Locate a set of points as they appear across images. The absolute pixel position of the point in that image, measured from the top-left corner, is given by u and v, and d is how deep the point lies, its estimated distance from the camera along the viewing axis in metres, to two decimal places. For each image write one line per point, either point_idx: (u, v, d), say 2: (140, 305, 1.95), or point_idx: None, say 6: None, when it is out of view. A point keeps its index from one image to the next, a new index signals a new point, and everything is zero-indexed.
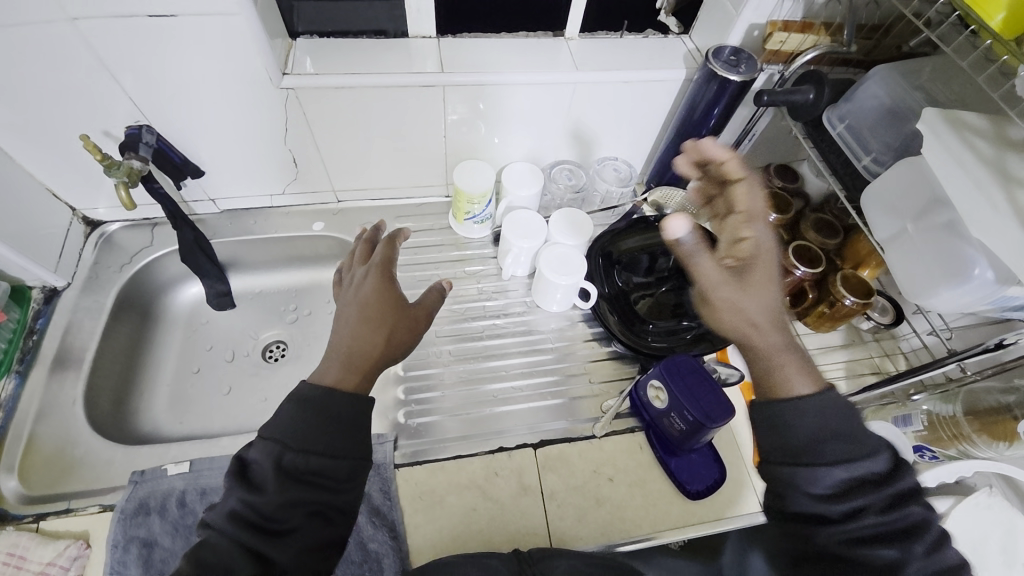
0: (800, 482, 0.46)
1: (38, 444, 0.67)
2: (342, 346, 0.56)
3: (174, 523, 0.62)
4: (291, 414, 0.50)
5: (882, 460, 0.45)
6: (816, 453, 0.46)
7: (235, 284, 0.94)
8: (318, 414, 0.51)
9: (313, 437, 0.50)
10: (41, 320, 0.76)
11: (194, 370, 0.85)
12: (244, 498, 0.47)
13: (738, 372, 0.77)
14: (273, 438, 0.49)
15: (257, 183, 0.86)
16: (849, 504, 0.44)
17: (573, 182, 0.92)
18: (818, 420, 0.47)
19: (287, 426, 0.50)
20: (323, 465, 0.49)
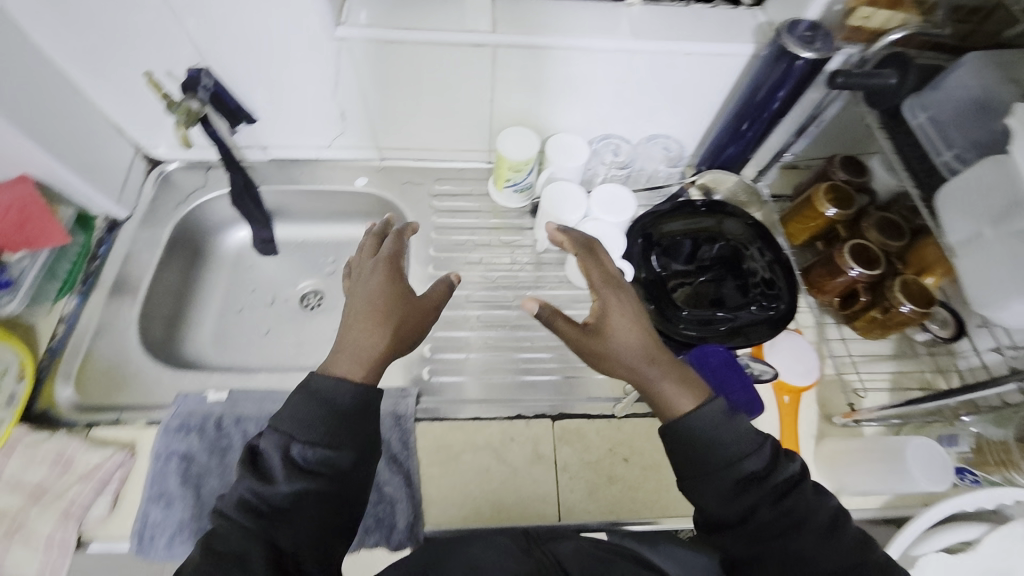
0: (704, 495, 0.51)
1: (94, 361, 0.72)
2: (349, 338, 0.55)
3: (209, 443, 0.65)
4: (295, 404, 0.50)
5: (763, 456, 0.51)
6: (709, 472, 0.51)
7: (279, 232, 0.98)
8: (320, 408, 0.50)
9: (321, 427, 0.49)
10: (102, 247, 0.81)
11: (236, 310, 0.90)
12: (254, 485, 0.47)
13: (773, 369, 0.74)
14: (280, 429, 0.49)
15: (306, 135, 0.88)
16: (749, 503, 0.50)
17: (620, 158, 0.90)
18: (708, 429, 0.52)
19: (295, 416, 0.49)
20: (329, 457, 0.49)
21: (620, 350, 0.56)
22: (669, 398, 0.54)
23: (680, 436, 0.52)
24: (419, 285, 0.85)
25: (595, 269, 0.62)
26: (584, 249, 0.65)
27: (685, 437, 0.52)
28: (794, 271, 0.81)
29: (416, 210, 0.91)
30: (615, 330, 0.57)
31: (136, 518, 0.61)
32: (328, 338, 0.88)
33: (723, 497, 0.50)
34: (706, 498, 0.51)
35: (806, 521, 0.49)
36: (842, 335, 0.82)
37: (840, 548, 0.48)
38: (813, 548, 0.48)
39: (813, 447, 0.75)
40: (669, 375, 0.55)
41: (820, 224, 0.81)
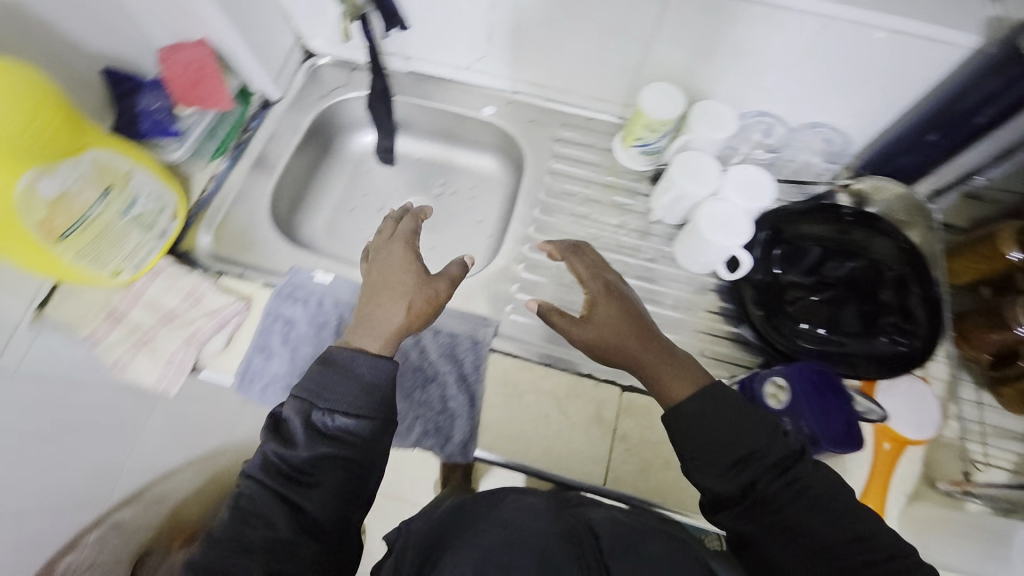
0: (703, 473, 0.51)
1: (230, 220, 0.81)
2: (367, 314, 0.57)
3: (311, 315, 0.72)
4: (317, 376, 0.52)
5: (754, 431, 0.51)
6: (709, 443, 0.51)
7: (399, 144, 1.01)
8: (343, 376, 0.52)
9: (342, 396, 0.51)
10: (254, 122, 0.88)
11: (349, 209, 0.96)
12: (278, 448, 0.49)
13: (882, 411, 0.65)
14: (300, 397, 0.51)
15: (449, 52, 0.88)
16: (743, 477, 0.49)
17: (769, 140, 0.82)
18: (699, 409, 0.52)
19: (320, 382, 0.52)
20: (348, 424, 0.50)
21: (611, 339, 0.59)
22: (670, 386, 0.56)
23: (682, 412, 0.53)
24: (520, 225, 0.85)
25: (589, 267, 0.66)
26: (571, 252, 0.68)
27: (684, 411, 0.52)
28: (940, 313, 0.70)
29: (535, 152, 0.89)
30: (609, 320, 0.60)
31: (241, 360, 0.70)
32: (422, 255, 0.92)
33: (726, 469, 0.50)
34: (706, 471, 0.51)
35: (812, 490, 0.48)
36: (977, 398, 0.71)
37: (840, 521, 0.46)
38: (810, 517, 0.47)
39: (901, 506, 0.67)
40: (663, 362, 0.57)
41: (994, 267, 0.69)
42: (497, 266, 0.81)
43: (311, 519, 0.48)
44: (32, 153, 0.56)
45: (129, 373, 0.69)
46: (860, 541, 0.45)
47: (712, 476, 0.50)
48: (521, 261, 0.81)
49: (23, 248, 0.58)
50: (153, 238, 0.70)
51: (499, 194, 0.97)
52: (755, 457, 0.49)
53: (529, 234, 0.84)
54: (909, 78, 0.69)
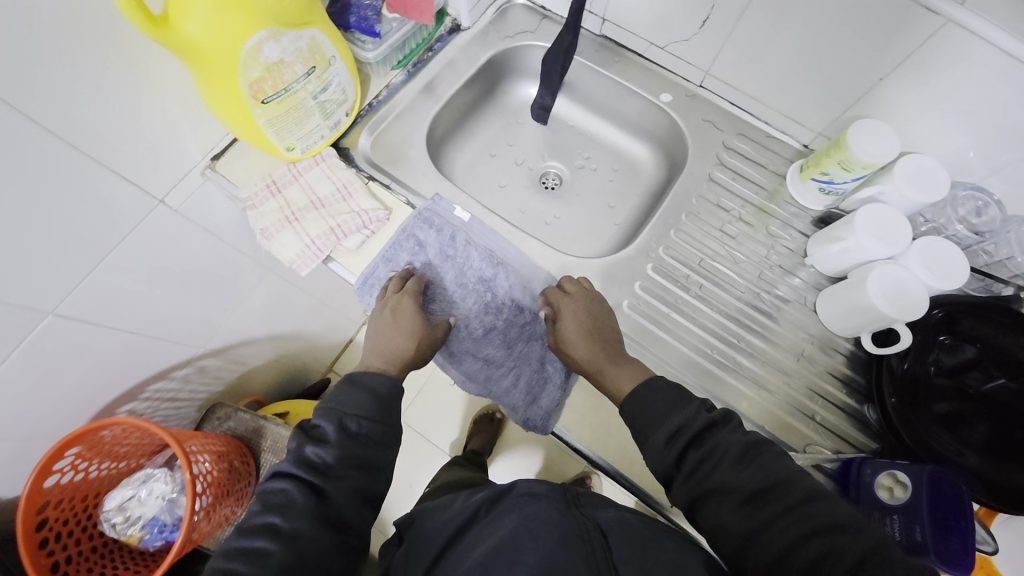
0: (650, 452, 0.54)
1: (391, 131, 0.83)
2: (378, 341, 0.66)
3: (443, 245, 0.74)
4: (340, 388, 0.59)
5: (691, 407, 0.55)
6: (646, 427, 0.55)
7: (559, 106, 0.98)
8: (360, 393, 0.58)
9: (363, 408, 0.58)
10: (439, 44, 0.88)
11: (491, 154, 0.96)
12: (314, 446, 0.54)
13: (995, 545, 0.59)
14: (331, 405, 0.57)
15: (649, 26, 0.83)
16: (683, 449, 0.52)
17: (976, 220, 0.70)
18: (642, 399, 0.57)
19: (348, 394, 0.58)
20: (365, 430, 0.56)
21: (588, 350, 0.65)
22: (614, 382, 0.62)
23: (625, 406, 0.58)
24: (659, 224, 0.82)
25: (565, 291, 0.70)
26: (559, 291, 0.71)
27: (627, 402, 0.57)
28: None
29: (699, 154, 0.84)
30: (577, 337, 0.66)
31: (369, 264, 0.73)
32: (546, 221, 0.92)
33: (664, 446, 0.53)
34: (651, 452, 0.54)
35: (732, 450, 0.51)
36: None
37: (761, 473, 0.49)
38: (740, 475, 0.49)
39: None
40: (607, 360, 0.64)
41: None
42: (626, 256, 0.79)
43: (337, 512, 0.52)
44: (270, 15, 0.57)
45: (272, 242, 0.72)
46: (790, 501, 0.47)
47: (659, 455, 0.53)
48: (652, 260, 0.79)
49: (231, 101, 0.61)
50: (326, 126, 0.73)
51: (641, 186, 0.93)
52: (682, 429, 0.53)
53: (667, 236, 0.81)
54: None
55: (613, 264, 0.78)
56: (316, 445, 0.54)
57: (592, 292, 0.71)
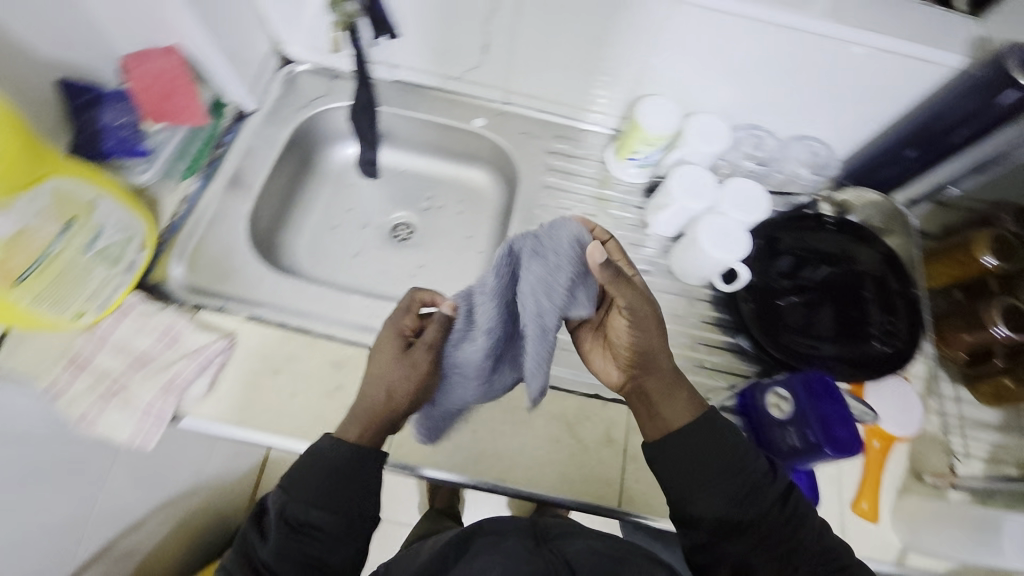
0: (710, 499, 0.53)
1: (207, 245, 0.74)
2: (380, 389, 0.57)
3: (508, 272, 0.52)
4: (299, 466, 0.53)
5: (765, 467, 0.55)
6: (707, 456, 0.54)
7: (384, 157, 0.97)
8: (315, 475, 0.52)
9: (315, 494, 0.52)
10: (228, 136, 0.81)
11: (331, 226, 0.91)
12: (254, 541, 0.52)
13: (873, 414, 0.68)
14: (280, 490, 0.52)
15: (440, 62, 0.84)
16: (745, 503, 0.53)
17: (759, 153, 0.83)
18: (719, 449, 0.54)
19: (294, 482, 0.52)
20: (312, 519, 0.51)
21: (645, 349, 0.56)
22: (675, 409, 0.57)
23: (692, 441, 0.55)
24: None
25: (630, 276, 0.56)
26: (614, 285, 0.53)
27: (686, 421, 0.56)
28: (920, 312, 0.74)
29: (527, 164, 0.88)
30: (635, 342, 0.55)
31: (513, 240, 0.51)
32: (413, 272, 0.90)
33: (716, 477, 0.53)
34: (709, 495, 0.53)
35: (787, 511, 0.54)
36: (955, 394, 0.74)
37: (789, 524, 0.53)
38: (783, 529, 0.53)
39: (892, 501, 0.69)
40: (674, 384, 0.57)
41: (969, 273, 0.74)
42: None
43: None
44: None
45: (100, 428, 0.62)
46: (809, 544, 0.53)
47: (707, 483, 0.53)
48: None
49: None
50: (120, 273, 0.66)
51: (489, 209, 0.95)
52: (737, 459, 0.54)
53: None
54: (894, 93, 0.72)
55: None
56: (263, 531, 0.52)
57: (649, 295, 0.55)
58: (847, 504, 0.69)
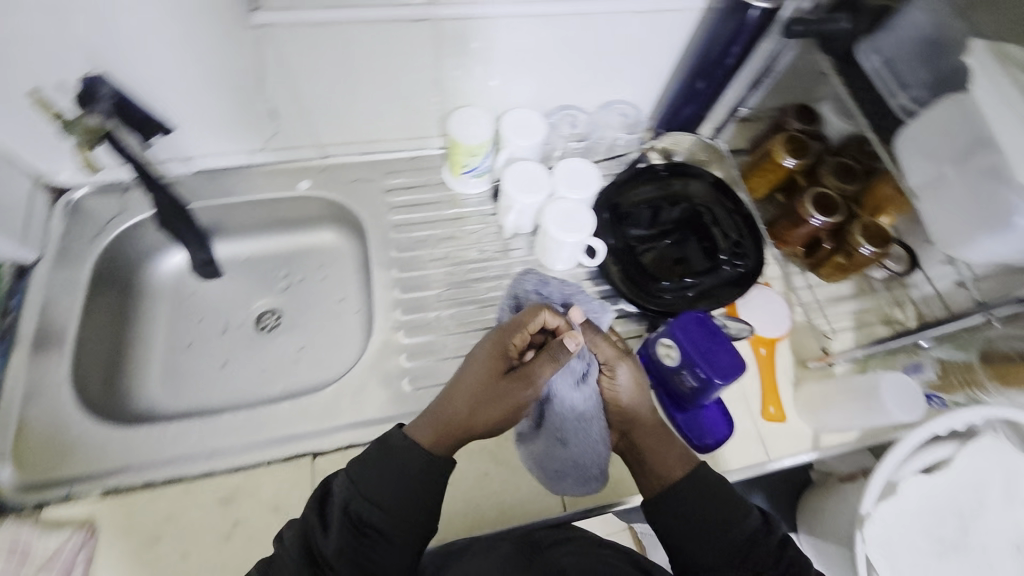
0: (701, 555, 0.55)
1: (28, 427, 0.65)
2: (454, 394, 0.57)
3: (562, 296, 0.65)
4: (369, 459, 0.54)
5: (753, 520, 0.56)
6: (695, 501, 0.56)
7: (220, 251, 0.90)
8: (382, 470, 0.53)
9: (381, 492, 0.52)
10: (14, 299, 0.71)
11: (185, 345, 0.84)
12: (310, 533, 0.51)
13: (748, 326, 0.74)
14: (349, 479, 0.53)
15: (233, 139, 0.78)
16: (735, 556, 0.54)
17: (577, 129, 0.87)
18: (708, 506, 0.56)
19: (361, 473, 0.53)
20: (377, 514, 0.51)
21: (632, 408, 0.63)
22: (676, 454, 0.61)
23: (675, 506, 0.57)
24: (383, 291, 0.80)
25: (607, 350, 0.62)
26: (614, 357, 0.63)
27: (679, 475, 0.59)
28: (757, 225, 0.81)
29: (368, 210, 0.85)
30: (624, 399, 0.62)
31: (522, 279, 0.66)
32: (294, 357, 0.85)
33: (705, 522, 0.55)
34: (697, 554, 0.55)
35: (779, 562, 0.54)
36: (808, 282, 0.82)
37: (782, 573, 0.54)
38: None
39: (792, 394, 0.76)
40: (658, 424, 0.63)
41: (779, 176, 0.81)
42: (376, 341, 0.76)
43: None
44: None
45: None
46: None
47: (702, 530, 0.55)
48: (399, 328, 0.77)
49: None
50: None
51: (349, 265, 0.91)
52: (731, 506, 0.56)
53: (397, 296, 0.80)
54: (666, 42, 0.77)
55: (372, 357, 0.75)
56: (322, 516, 0.52)
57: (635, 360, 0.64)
58: (758, 415, 0.74)
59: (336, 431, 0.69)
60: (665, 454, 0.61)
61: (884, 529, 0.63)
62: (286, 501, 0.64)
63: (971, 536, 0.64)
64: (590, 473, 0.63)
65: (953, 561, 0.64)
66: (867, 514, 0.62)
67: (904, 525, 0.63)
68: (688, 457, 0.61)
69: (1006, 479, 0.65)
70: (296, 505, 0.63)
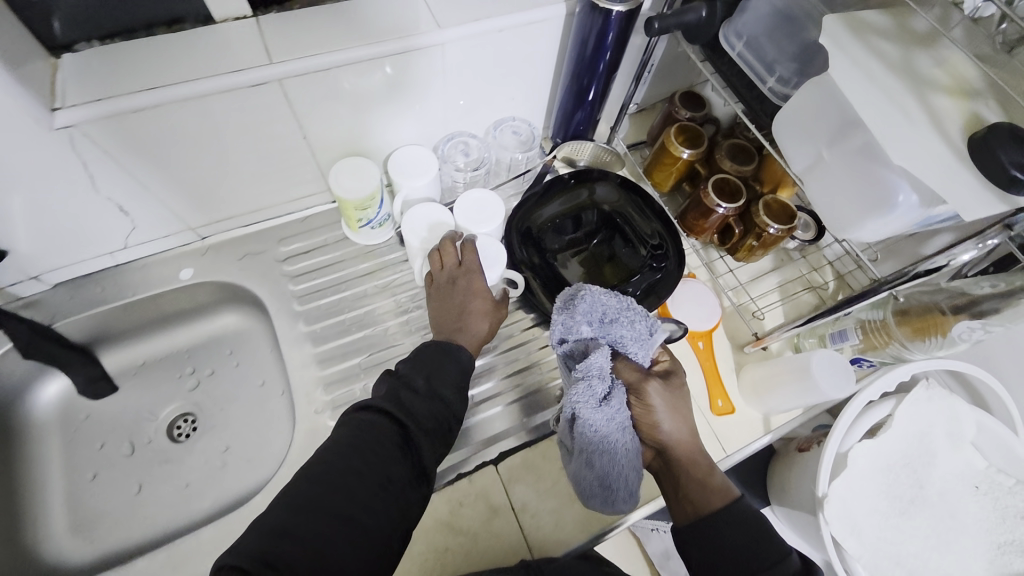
0: None
1: None
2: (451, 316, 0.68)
3: (600, 329, 0.58)
4: (420, 358, 0.62)
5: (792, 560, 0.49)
6: (720, 528, 0.51)
7: (110, 363, 0.80)
8: (439, 360, 0.62)
9: (440, 378, 0.60)
10: None
11: (90, 478, 0.74)
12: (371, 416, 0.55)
13: (682, 326, 0.67)
14: (400, 377, 0.60)
15: (89, 243, 0.69)
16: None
17: (472, 157, 0.80)
18: (737, 533, 0.50)
19: (423, 363, 0.61)
20: (438, 395, 0.59)
21: (675, 437, 0.55)
22: (715, 483, 0.54)
23: (701, 528, 0.52)
24: (302, 370, 0.74)
25: (636, 374, 0.56)
26: (648, 383, 0.56)
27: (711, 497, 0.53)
28: (671, 220, 0.79)
29: (267, 285, 0.78)
30: (662, 424, 0.55)
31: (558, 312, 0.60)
32: (220, 461, 0.77)
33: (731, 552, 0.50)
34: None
35: None
36: (729, 266, 0.82)
37: None
38: None
39: (738, 381, 0.76)
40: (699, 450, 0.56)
41: (680, 168, 0.79)
42: (303, 429, 0.70)
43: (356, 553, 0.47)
44: None
45: None
46: None
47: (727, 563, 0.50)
48: (326, 409, 0.71)
49: None
50: None
51: (263, 344, 0.83)
52: (761, 540, 0.50)
53: (318, 373, 0.73)
54: (538, 55, 0.74)
55: (301, 448, 0.68)
56: (387, 403, 0.56)
57: (673, 378, 0.58)
58: (709, 412, 0.73)
59: None
60: (701, 486, 0.53)
61: (845, 504, 0.64)
62: None
63: (928, 488, 0.67)
64: (622, 495, 0.57)
65: (915, 515, 0.66)
66: (826, 495, 0.64)
67: (860, 492, 0.65)
68: (727, 486, 0.54)
69: (945, 422, 0.67)
70: None
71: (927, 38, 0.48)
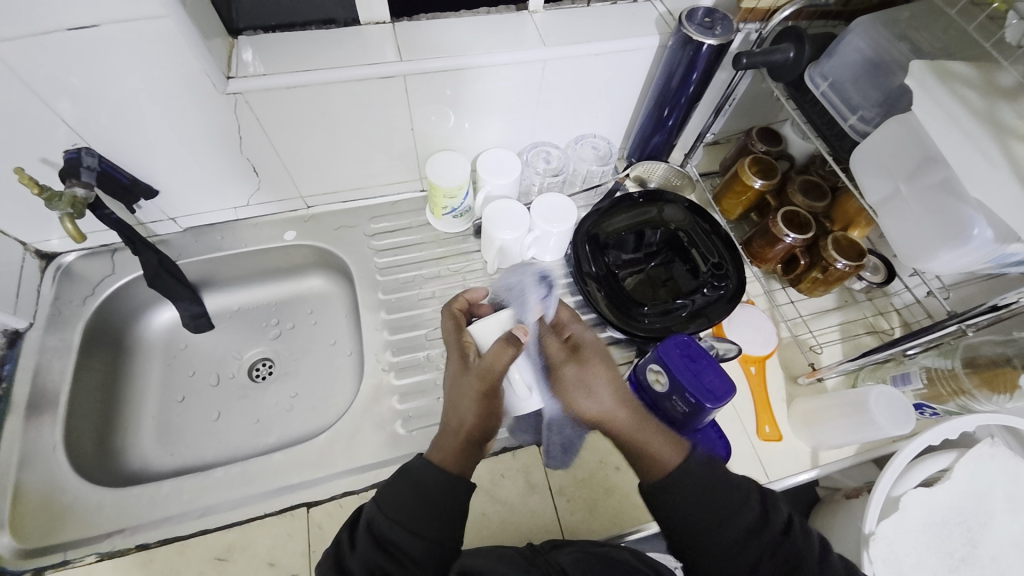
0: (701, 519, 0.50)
1: (24, 493, 0.65)
2: (449, 405, 0.58)
3: None
4: (410, 476, 0.53)
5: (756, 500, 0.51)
6: (720, 514, 0.49)
7: (210, 303, 0.91)
8: (407, 491, 0.52)
9: (405, 514, 0.50)
10: (8, 366, 0.73)
11: (178, 400, 0.83)
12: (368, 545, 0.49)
13: (736, 346, 0.73)
14: (389, 497, 0.52)
15: (221, 196, 0.82)
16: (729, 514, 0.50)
17: (552, 165, 0.88)
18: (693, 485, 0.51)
19: (416, 479, 0.53)
20: (394, 536, 0.49)
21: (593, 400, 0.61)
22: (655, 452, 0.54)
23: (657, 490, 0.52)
24: (373, 333, 0.81)
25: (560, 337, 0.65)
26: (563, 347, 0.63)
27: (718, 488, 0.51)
28: (736, 245, 0.81)
29: (354, 255, 0.87)
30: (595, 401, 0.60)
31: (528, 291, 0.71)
32: (286, 406, 0.84)
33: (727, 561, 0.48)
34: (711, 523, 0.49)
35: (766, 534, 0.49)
36: (790, 298, 0.83)
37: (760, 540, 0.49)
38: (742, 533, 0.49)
39: (787, 410, 0.76)
40: (653, 422, 0.57)
41: (751, 197, 0.82)
42: (368, 384, 0.76)
43: None
44: None
45: None
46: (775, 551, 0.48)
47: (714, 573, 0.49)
48: (391, 370, 0.78)
49: None
50: None
51: (340, 309, 0.92)
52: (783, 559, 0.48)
53: (387, 338, 0.80)
54: (629, 81, 0.81)
55: (363, 400, 0.75)
56: (371, 539, 0.49)
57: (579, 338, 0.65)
58: (755, 435, 0.73)
59: (330, 479, 0.68)
60: (645, 452, 0.55)
61: (892, 549, 0.62)
62: (281, 555, 0.63)
63: (981, 549, 0.63)
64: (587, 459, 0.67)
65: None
66: (872, 532, 0.62)
67: (909, 541, 0.62)
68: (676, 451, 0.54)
69: (1008, 484, 0.64)
70: (295, 562, 0.62)
71: (1012, 92, 0.50)
